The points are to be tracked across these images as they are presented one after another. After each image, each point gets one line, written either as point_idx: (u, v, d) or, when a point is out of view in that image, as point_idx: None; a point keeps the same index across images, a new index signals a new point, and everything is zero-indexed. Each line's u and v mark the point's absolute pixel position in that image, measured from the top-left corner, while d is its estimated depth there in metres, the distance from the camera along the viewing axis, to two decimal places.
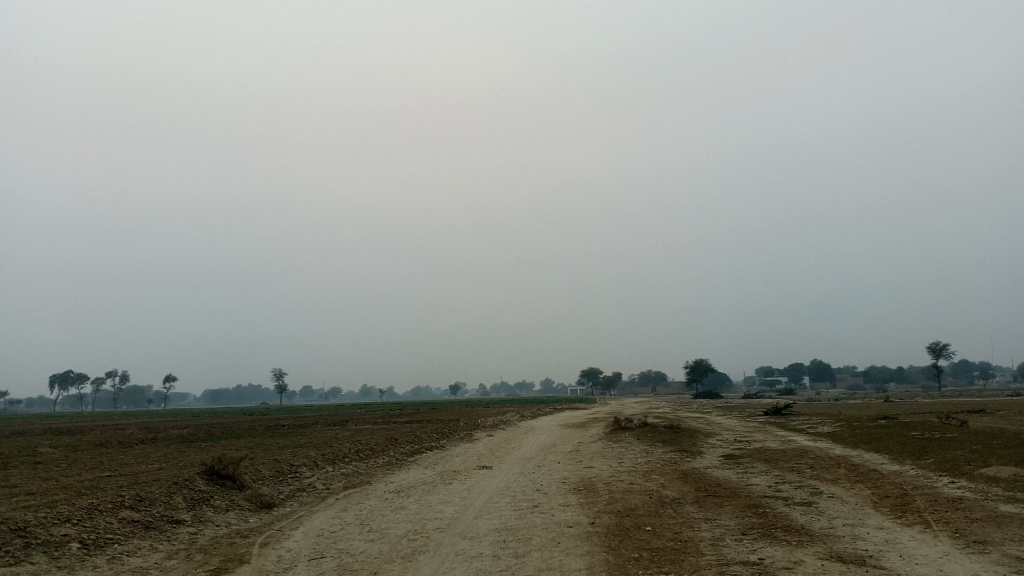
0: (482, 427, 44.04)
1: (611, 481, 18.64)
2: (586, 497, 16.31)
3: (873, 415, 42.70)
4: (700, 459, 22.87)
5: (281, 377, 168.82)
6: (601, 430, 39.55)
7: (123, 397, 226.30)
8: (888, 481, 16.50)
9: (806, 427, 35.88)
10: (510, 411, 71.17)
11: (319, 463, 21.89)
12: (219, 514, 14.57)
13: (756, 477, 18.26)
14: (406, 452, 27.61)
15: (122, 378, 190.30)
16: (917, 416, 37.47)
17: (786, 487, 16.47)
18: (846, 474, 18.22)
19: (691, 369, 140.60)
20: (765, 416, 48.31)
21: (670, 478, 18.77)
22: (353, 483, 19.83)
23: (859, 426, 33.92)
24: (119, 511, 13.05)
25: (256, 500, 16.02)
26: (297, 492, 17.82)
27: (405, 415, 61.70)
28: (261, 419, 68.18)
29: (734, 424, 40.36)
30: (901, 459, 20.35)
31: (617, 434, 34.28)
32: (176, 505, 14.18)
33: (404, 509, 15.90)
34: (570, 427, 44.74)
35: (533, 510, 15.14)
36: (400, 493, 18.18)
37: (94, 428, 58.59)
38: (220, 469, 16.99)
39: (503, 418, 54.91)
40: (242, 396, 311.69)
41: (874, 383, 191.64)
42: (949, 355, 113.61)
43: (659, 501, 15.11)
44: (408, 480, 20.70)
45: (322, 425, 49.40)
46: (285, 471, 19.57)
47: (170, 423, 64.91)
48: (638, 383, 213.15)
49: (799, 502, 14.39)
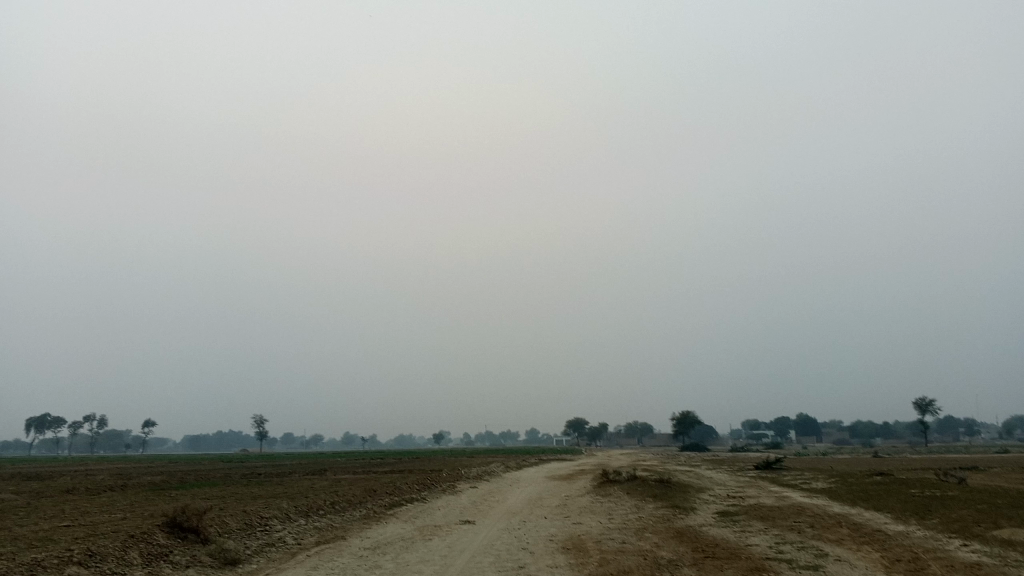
0: (466, 479, 42.54)
1: (602, 540, 17.55)
2: (576, 558, 15.24)
3: (869, 470, 41.55)
4: (694, 516, 21.81)
5: (261, 424, 166.02)
6: (587, 483, 38.37)
7: (100, 443, 221.67)
8: (897, 543, 15.53)
9: (800, 483, 34.76)
10: (496, 461, 69.31)
11: (291, 516, 20.63)
12: (178, 571, 13.44)
13: (755, 537, 17.20)
14: (385, 504, 26.38)
15: (100, 422, 187.15)
16: (913, 472, 36.52)
17: (788, 548, 15.45)
18: (850, 534, 17.21)
19: (678, 421, 139.14)
20: (757, 470, 47.12)
21: (663, 536, 17.76)
22: (327, 539, 18.65)
23: (856, 482, 32.91)
24: (66, 567, 11.90)
25: (220, 556, 14.86)
26: (266, 547, 16.63)
27: (387, 466, 60.27)
28: (239, 466, 66.55)
29: (725, 479, 39.33)
30: (905, 518, 19.36)
31: (606, 487, 33.11)
32: (130, 561, 13.03)
33: (380, 568, 14.80)
34: (557, 479, 43.70)
35: (518, 572, 14.07)
36: (377, 550, 17.03)
37: (67, 473, 57.11)
38: (183, 521, 15.82)
39: (490, 469, 53.42)
40: (223, 443, 306.31)
41: (862, 437, 190.45)
42: (936, 412, 112.52)
43: (653, 564, 14.05)
44: (386, 535, 19.51)
45: (301, 474, 47.87)
46: (254, 524, 18.37)
47: (147, 470, 63.21)
48: (624, 435, 211.21)
49: (805, 566, 13.35)
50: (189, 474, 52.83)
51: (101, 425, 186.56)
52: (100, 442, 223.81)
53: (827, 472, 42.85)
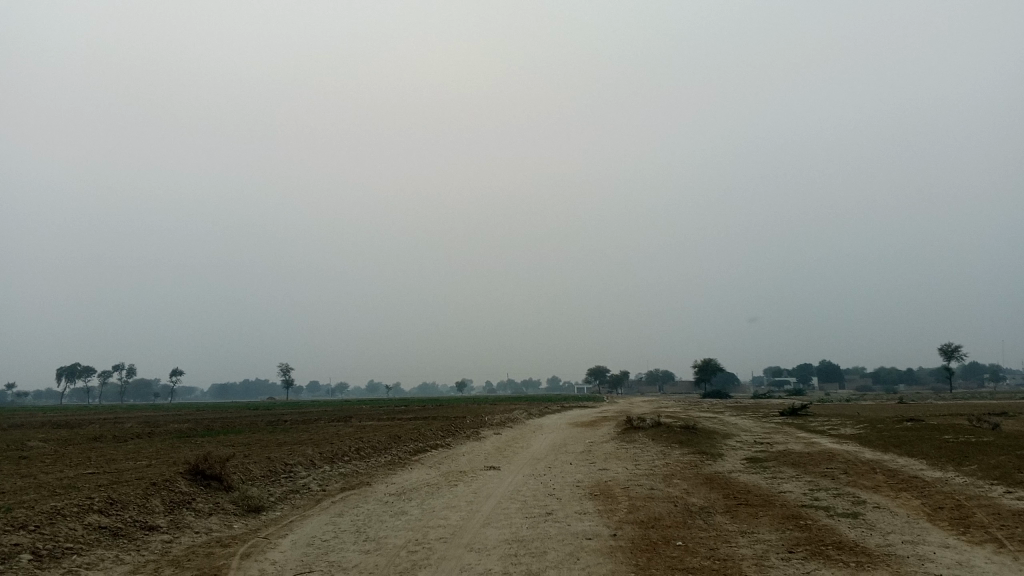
0: (489, 425, 42.43)
1: (630, 486, 17.22)
2: (605, 505, 14.88)
3: (898, 417, 40.86)
4: (722, 462, 21.45)
5: (288, 373, 167.78)
6: (611, 429, 38.07)
7: (128, 391, 225.06)
8: (936, 490, 15.05)
9: (827, 430, 34.31)
10: (519, 409, 69.42)
11: (316, 462, 20.49)
12: (201, 519, 13.23)
13: (787, 484, 16.81)
14: (410, 451, 26.26)
15: (128, 371, 190.12)
16: (945, 418, 35.84)
17: (824, 495, 15.01)
18: (887, 481, 16.71)
19: (699, 368, 138.90)
20: (783, 417, 46.58)
21: (694, 483, 17.38)
22: (351, 485, 18.48)
23: (885, 428, 32.39)
24: (86, 516, 11.68)
25: (243, 503, 14.64)
26: (290, 494, 16.42)
27: (411, 413, 60.63)
28: (264, 414, 67.11)
29: (750, 425, 38.92)
30: (942, 465, 18.83)
31: (630, 433, 32.95)
32: (152, 509, 12.82)
33: (406, 514, 14.56)
34: (581, 426, 43.50)
35: (546, 519, 13.72)
36: (402, 496, 16.83)
37: (96, 421, 57.84)
38: (205, 468, 15.62)
39: (512, 416, 53.20)
40: (248, 393, 310.44)
41: (885, 384, 189.52)
42: (961, 357, 111.14)
43: (685, 511, 13.64)
44: (411, 481, 19.35)
45: (325, 422, 48.09)
46: (278, 471, 18.20)
47: (173, 418, 63.85)
48: (645, 383, 211.64)
49: (844, 513, 12.92)
50: (217, 421, 53.28)
51: (130, 374, 189.57)
52: (129, 391, 227.50)
53: (854, 418, 42.30)
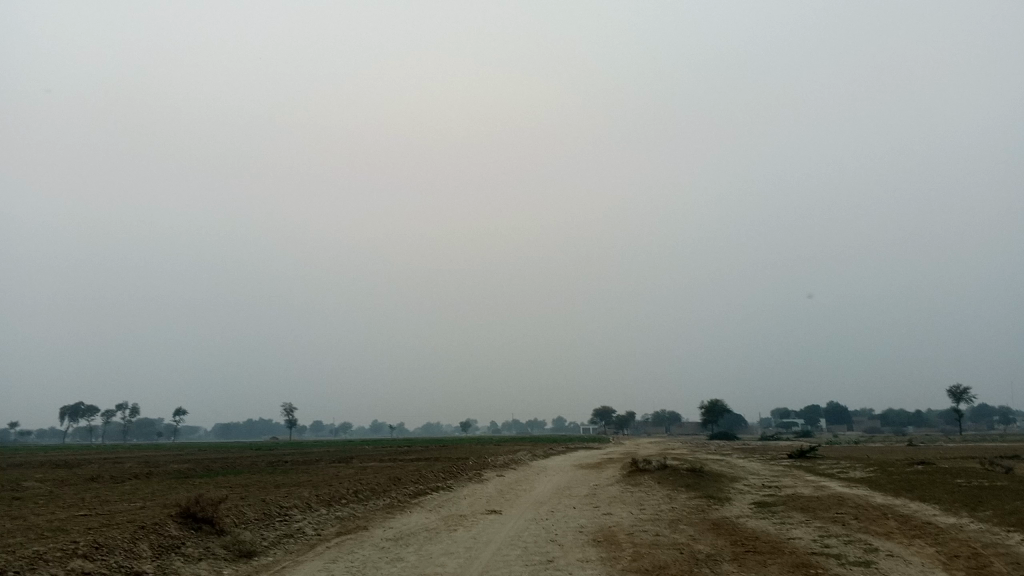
0: (492, 467, 41.79)
1: (635, 532, 16.75)
2: (609, 552, 14.42)
3: (909, 460, 40.13)
4: (729, 507, 20.92)
5: (292, 414, 166.76)
6: (616, 472, 37.42)
7: (131, 430, 223.60)
8: (950, 537, 14.56)
9: (837, 472, 33.66)
10: (523, 450, 68.54)
11: (312, 505, 20.00)
12: (190, 564, 12.81)
13: (797, 530, 16.31)
14: (409, 493, 25.74)
15: (131, 411, 189.23)
16: (958, 461, 35.15)
17: (835, 542, 14.51)
18: (899, 527, 16.20)
19: (706, 409, 137.62)
20: (792, 459, 45.84)
21: (700, 528, 16.89)
22: (348, 529, 18.00)
23: (896, 471, 31.78)
24: (70, 561, 11.28)
25: (234, 548, 14.21)
26: (284, 539, 15.96)
27: (414, 454, 60.05)
28: (266, 455, 66.36)
29: (759, 468, 38.26)
30: (955, 510, 18.31)
31: (636, 476, 32.36)
32: (139, 554, 12.41)
33: (402, 561, 14.11)
34: (586, 468, 42.82)
35: (547, 567, 13.25)
36: (400, 541, 16.38)
37: (95, 460, 57.15)
38: (197, 511, 15.19)
39: (516, 458, 52.46)
40: (251, 432, 308.66)
41: (895, 426, 187.46)
42: (971, 399, 109.83)
43: (691, 559, 13.17)
44: (410, 525, 18.85)
45: (325, 463, 47.50)
46: (273, 514, 17.74)
47: (172, 458, 62.78)
48: (652, 424, 209.81)
49: (856, 561, 12.44)
50: (217, 462, 52.63)
51: (134, 413, 188.58)
52: (132, 430, 226.07)
53: (864, 461, 41.56)
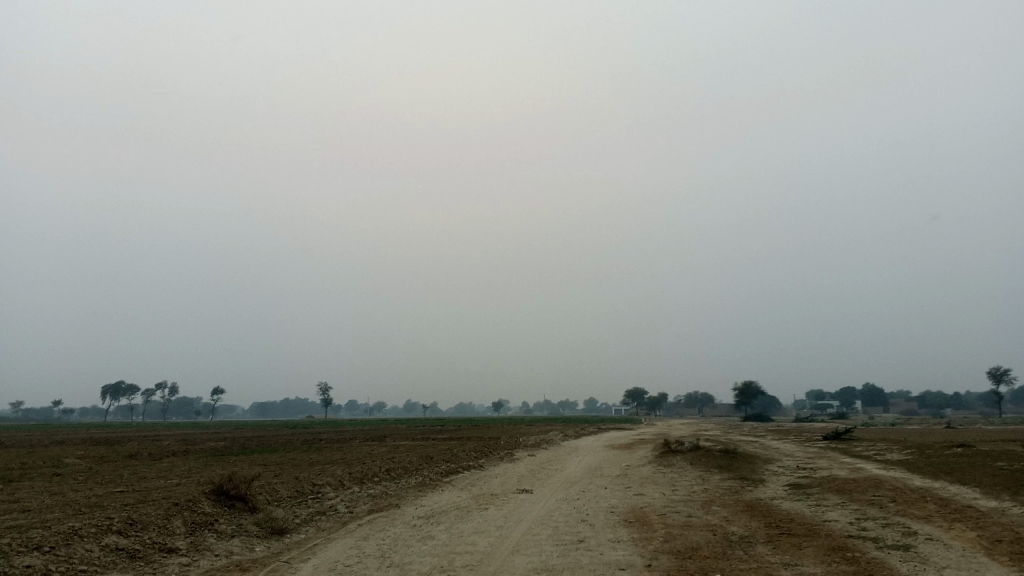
0: (524, 447, 41.84)
1: (667, 513, 16.58)
2: (641, 532, 14.28)
3: (947, 442, 39.44)
4: (763, 488, 20.67)
5: (327, 393, 168.38)
6: (648, 452, 37.25)
7: (170, 408, 227.50)
8: (992, 521, 14.20)
9: (873, 454, 33.18)
10: (556, 430, 68.40)
11: (345, 483, 20.10)
12: (223, 541, 12.91)
13: (833, 512, 16.02)
14: (441, 472, 25.84)
15: (170, 390, 192.43)
16: (999, 444, 34.47)
17: (872, 526, 14.22)
18: (938, 510, 15.85)
19: (740, 391, 136.61)
20: (827, 441, 45.34)
21: (733, 510, 16.69)
22: (380, 507, 18.07)
23: (934, 454, 31.22)
24: (104, 537, 11.40)
25: (267, 525, 14.29)
26: (316, 516, 16.04)
27: (445, 433, 60.20)
28: (300, 433, 66.96)
29: (793, 450, 37.83)
30: (997, 494, 17.90)
31: (668, 457, 32.17)
32: (173, 530, 12.51)
33: (433, 539, 14.10)
34: (618, 448, 42.78)
35: (578, 547, 13.14)
36: (431, 519, 16.37)
37: (135, 439, 58.23)
38: (230, 488, 15.31)
39: (548, 437, 52.46)
40: (287, 411, 312.68)
41: (932, 408, 184.75)
42: (1012, 382, 107.68)
43: (725, 541, 13.00)
44: (441, 504, 18.89)
45: (358, 441, 47.91)
46: (305, 491, 17.86)
47: (210, 436, 63.64)
48: (684, 405, 208.90)
49: (894, 545, 12.17)
50: (252, 441, 53.26)
51: (172, 392, 191.59)
52: (171, 408, 230.10)
53: (901, 443, 40.90)
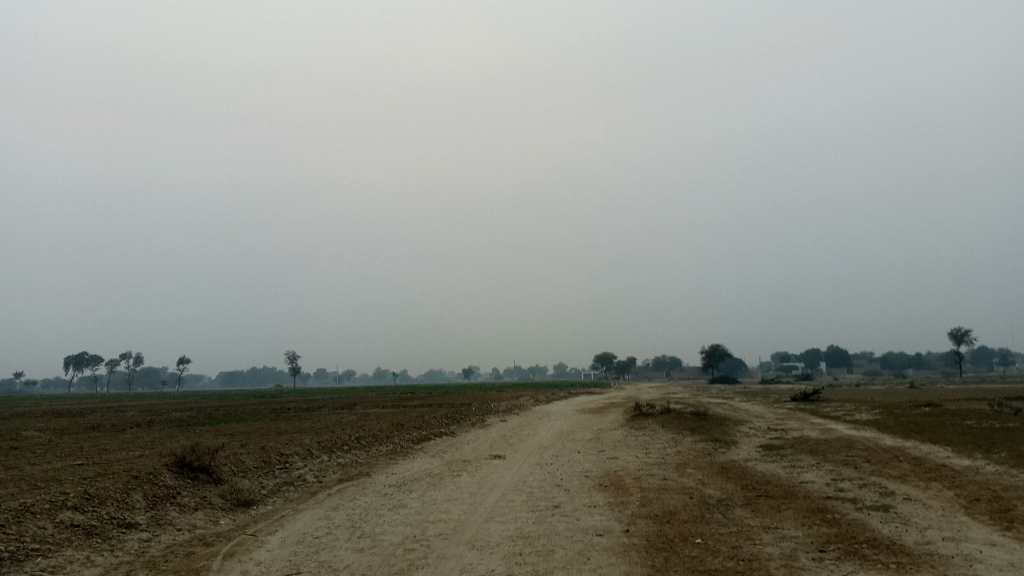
0: (496, 412, 41.57)
1: (642, 476, 16.37)
2: (616, 497, 14.04)
3: (914, 401, 39.81)
4: (737, 450, 20.60)
5: (294, 361, 166.93)
6: (619, 416, 37.26)
7: (134, 378, 224.21)
8: (968, 479, 14.15)
9: (842, 415, 33.35)
10: (526, 395, 68.16)
11: (313, 452, 19.63)
12: (186, 514, 12.43)
13: (808, 473, 15.92)
14: (413, 439, 25.43)
15: (134, 359, 189.77)
16: (965, 403, 34.81)
17: (849, 486, 14.11)
18: (913, 470, 15.78)
19: (707, 354, 137.84)
20: (795, 402, 45.66)
21: (709, 472, 16.52)
22: (350, 476, 17.69)
23: (902, 413, 31.41)
24: (59, 512, 10.86)
25: (232, 497, 13.81)
26: (284, 487, 15.61)
27: (415, 399, 59.86)
28: (269, 402, 65.99)
29: (762, 411, 38.02)
30: (969, 452, 17.92)
31: (639, 420, 32.06)
32: (132, 504, 12.00)
33: (405, 508, 13.71)
34: (588, 412, 42.64)
35: (553, 513, 12.83)
36: (403, 488, 15.98)
37: (96, 411, 56.94)
38: (193, 460, 14.79)
39: (519, 402, 52.30)
40: (255, 380, 311.05)
41: (894, 368, 188.20)
42: (971, 342, 109.75)
43: (702, 504, 12.77)
44: (413, 471, 18.55)
45: (328, 409, 47.34)
46: (273, 461, 17.39)
47: (174, 406, 62.47)
48: (653, 368, 210.80)
49: (873, 506, 12.00)
50: (219, 409, 52.31)
51: (136, 363, 189.00)
52: (136, 378, 227.02)
53: (868, 403, 41.29)
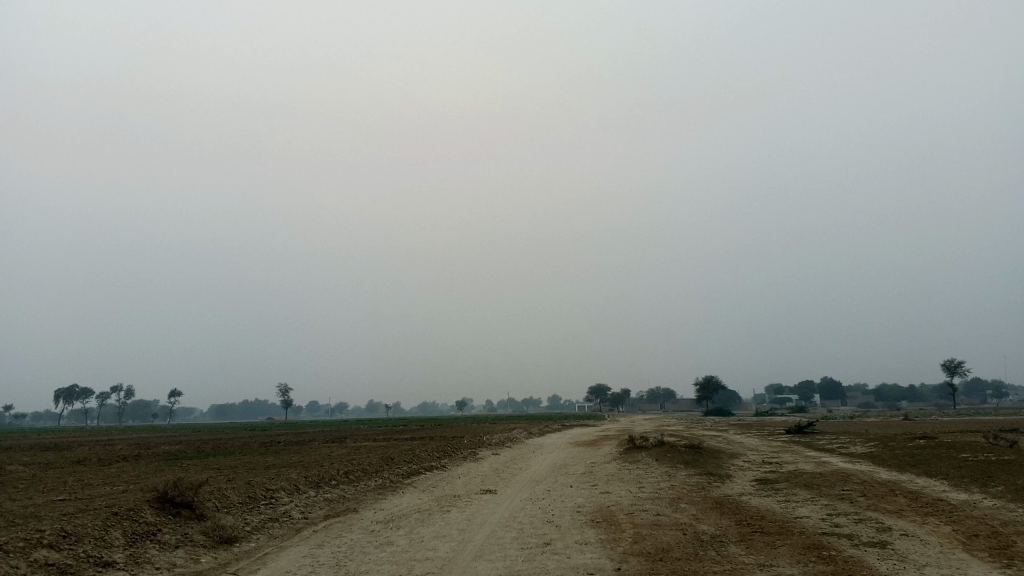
0: (488, 446, 41.12)
1: (634, 512, 16.10)
2: (608, 533, 13.76)
3: (909, 434, 39.50)
4: (731, 484, 20.32)
5: (287, 393, 165.74)
6: (612, 449, 36.89)
7: (124, 411, 222.11)
8: (965, 514, 13.92)
9: (837, 448, 33.07)
10: (519, 428, 67.60)
11: (300, 487, 19.30)
12: (166, 552, 12.11)
13: (803, 508, 15.67)
14: (402, 474, 25.06)
15: (125, 392, 188.19)
16: (960, 435, 34.57)
17: (844, 522, 13.87)
18: (909, 505, 15.54)
19: (702, 386, 137.45)
20: (790, 434, 45.29)
21: (702, 508, 16.25)
22: (337, 512, 17.36)
23: (898, 446, 31.12)
24: (33, 551, 10.55)
25: (214, 534, 13.50)
26: (268, 523, 15.29)
27: (406, 433, 59.20)
28: (259, 435, 65.21)
29: (757, 443, 37.70)
30: (965, 486, 17.69)
31: (633, 453, 31.75)
32: (111, 542, 11.69)
33: (392, 545, 13.40)
34: (582, 445, 42.24)
35: (543, 550, 12.56)
36: (391, 524, 15.65)
37: (83, 444, 56.09)
38: (175, 495, 14.48)
39: (511, 435, 51.79)
40: (246, 412, 308.80)
41: (889, 400, 187.85)
42: (964, 374, 109.76)
43: (696, 540, 12.52)
44: (401, 507, 18.23)
45: (318, 443, 46.78)
46: (258, 497, 17.06)
47: (163, 440, 61.69)
48: (647, 400, 210.04)
49: (869, 542, 11.76)
50: (208, 443, 51.63)
51: (126, 395, 187.32)
52: (127, 412, 225.15)
53: (864, 435, 41.00)
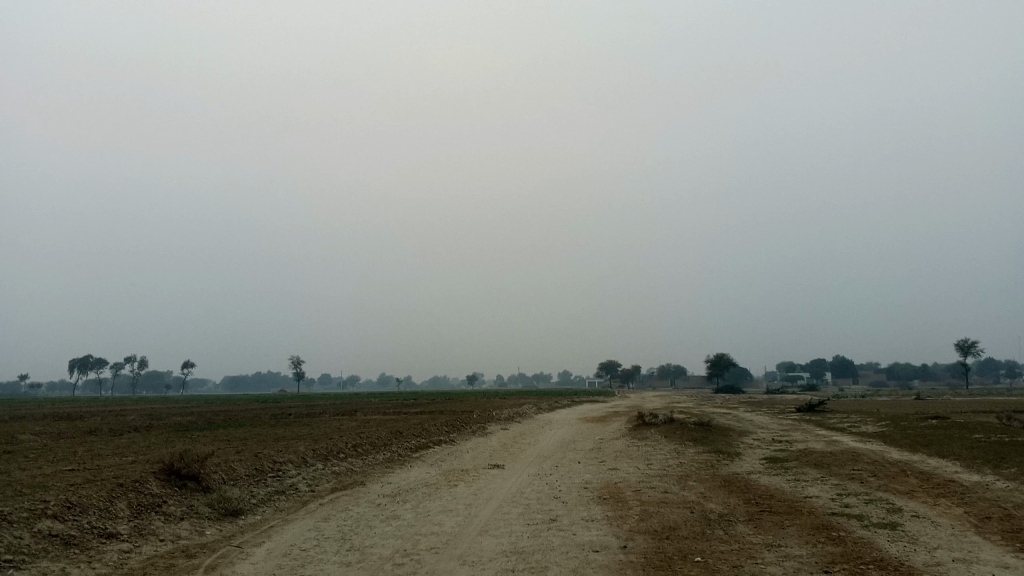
0: (497, 420, 41.08)
1: (642, 488, 15.99)
2: (616, 510, 13.65)
3: (921, 414, 39.20)
4: (740, 462, 20.19)
5: (299, 366, 166.66)
6: (622, 425, 36.80)
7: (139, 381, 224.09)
8: (978, 496, 13.72)
9: (848, 427, 32.84)
10: (530, 403, 67.65)
11: (308, 460, 19.28)
12: (170, 524, 12.09)
13: (813, 487, 15.51)
14: (411, 448, 25.01)
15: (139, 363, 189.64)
16: (973, 416, 34.25)
17: (854, 502, 13.67)
18: (921, 485, 15.34)
19: (713, 364, 137.29)
20: (800, 412, 45.05)
21: (710, 485, 16.12)
22: (344, 485, 17.35)
23: (910, 426, 30.86)
24: (37, 521, 10.53)
25: (220, 506, 13.48)
26: (275, 496, 15.27)
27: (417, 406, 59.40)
28: (272, 407, 65.52)
29: (767, 422, 37.47)
30: (978, 467, 17.47)
31: (642, 430, 31.62)
32: (115, 513, 11.67)
33: (398, 519, 13.33)
34: (591, 421, 42.15)
35: (550, 527, 12.45)
36: (397, 498, 15.60)
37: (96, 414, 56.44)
38: (181, 467, 14.46)
39: (522, 410, 51.79)
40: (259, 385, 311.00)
41: (901, 379, 187.20)
42: (978, 353, 109.02)
43: (704, 519, 12.38)
44: (409, 481, 18.18)
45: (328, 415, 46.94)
46: (265, 469, 17.05)
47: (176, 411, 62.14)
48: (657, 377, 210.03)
49: (880, 523, 11.59)
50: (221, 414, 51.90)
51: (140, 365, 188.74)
52: (141, 383, 227.08)
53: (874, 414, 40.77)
